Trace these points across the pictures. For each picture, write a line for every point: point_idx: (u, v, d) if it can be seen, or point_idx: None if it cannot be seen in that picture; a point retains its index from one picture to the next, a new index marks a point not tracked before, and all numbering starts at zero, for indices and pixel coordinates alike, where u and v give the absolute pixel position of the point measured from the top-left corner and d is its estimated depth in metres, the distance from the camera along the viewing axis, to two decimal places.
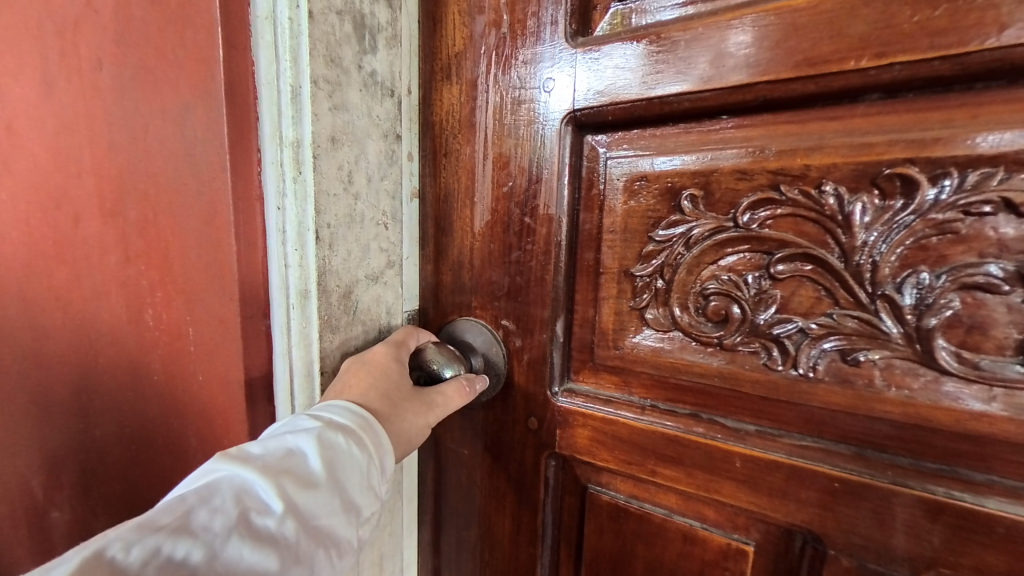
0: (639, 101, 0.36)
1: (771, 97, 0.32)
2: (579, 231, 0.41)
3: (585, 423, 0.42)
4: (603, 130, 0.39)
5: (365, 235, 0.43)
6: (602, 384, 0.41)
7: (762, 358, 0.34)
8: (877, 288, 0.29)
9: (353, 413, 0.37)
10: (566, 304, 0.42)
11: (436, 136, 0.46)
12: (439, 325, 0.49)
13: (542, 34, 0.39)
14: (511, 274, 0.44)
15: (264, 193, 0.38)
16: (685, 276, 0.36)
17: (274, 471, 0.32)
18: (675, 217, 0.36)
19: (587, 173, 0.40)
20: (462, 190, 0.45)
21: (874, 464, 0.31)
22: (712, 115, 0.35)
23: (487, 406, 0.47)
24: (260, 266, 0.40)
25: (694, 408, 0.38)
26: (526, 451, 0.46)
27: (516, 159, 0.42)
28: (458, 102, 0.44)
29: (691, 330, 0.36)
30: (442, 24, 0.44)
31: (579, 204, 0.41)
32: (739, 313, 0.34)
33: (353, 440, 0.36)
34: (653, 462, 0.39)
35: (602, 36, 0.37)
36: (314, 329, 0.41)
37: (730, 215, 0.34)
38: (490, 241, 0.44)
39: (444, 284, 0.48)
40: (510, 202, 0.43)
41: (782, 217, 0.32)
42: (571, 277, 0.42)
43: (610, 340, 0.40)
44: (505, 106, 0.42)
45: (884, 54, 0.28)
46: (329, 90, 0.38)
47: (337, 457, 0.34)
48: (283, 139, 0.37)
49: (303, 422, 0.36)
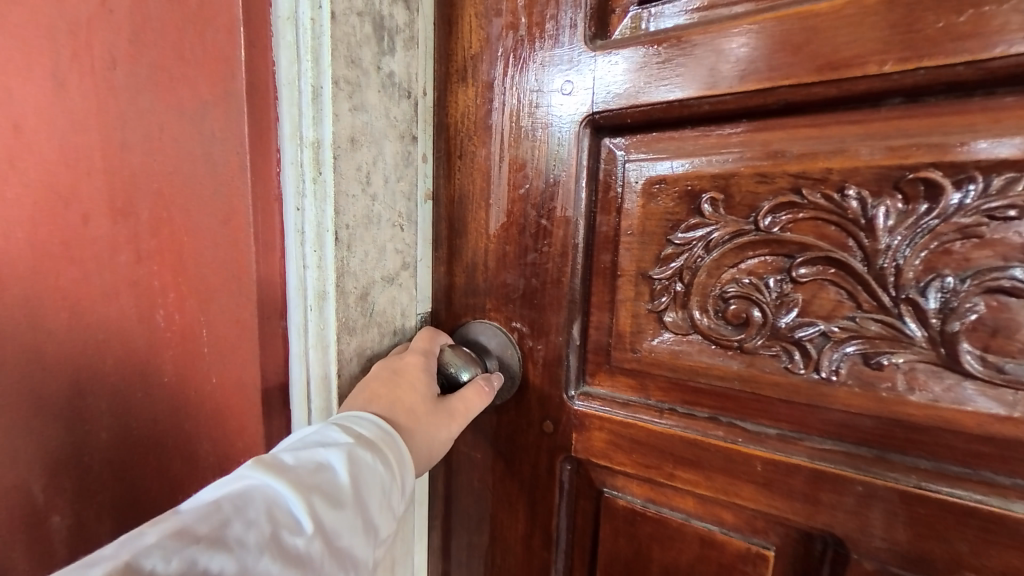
0: (657, 104, 0.36)
1: (793, 101, 0.32)
2: (595, 233, 0.41)
3: (601, 425, 0.42)
4: (621, 132, 0.39)
5: (381, 236, 0.43)
6: (618, 387, 0.42)
7: (783, 361, 0.34)
8: (900, 292, 0.30)
9: (381, 429, 0.37)
10: (583, 306, 0.42)
11: (450, 138, 0.45)
12: (452, 327, 0.49)
13: (560, 37, 0.39)
14: (526, 275, 0.43)
15: (283, 193, 0.38)
16: (705, 279, 0.37)
17: (306, 487, 0.31)
18: (693, 219, 0.36)
19: (603, 176, 0.40)
20: (477, 192, 0.45)
21: (897, 467, 0.31)
22: (732, 119, 0.35)
23: (500, 408, 0.47)
24: (278, 267, 0.39)
25: (713, 411, 0.38)
26: (540, 454, 0.46)
27: (532, 161, 0.42)
28: (474, 103, 0.44)
29: (710, 333, 0.37)
30: (457, 27, 0.44)
31: (595, 206, 0.41)
32: (760, 315, 0.35)
33: (382, 458, 0.35)
34: (671, 465, 0.39)
35: (621, 39, 0.38)
36: (331, 332, 0.40)
37: (750, 218, 0.35)
38: (505, 243, 0.44)
39: (457, 285, 0.47)
40: (525, 205, 0.43)
41: (803, 220, 0.33)
42: (587, 278, 0.42)
43: (627, 342, 0.41)
44: (521, 109, 0.42)
45: (908, 59, 0.29)
46: (348, 92, 0.38)
47: (364, 474, 0.34)
48: (304, 139, 0.37)
49: (331, 434, 0.35)
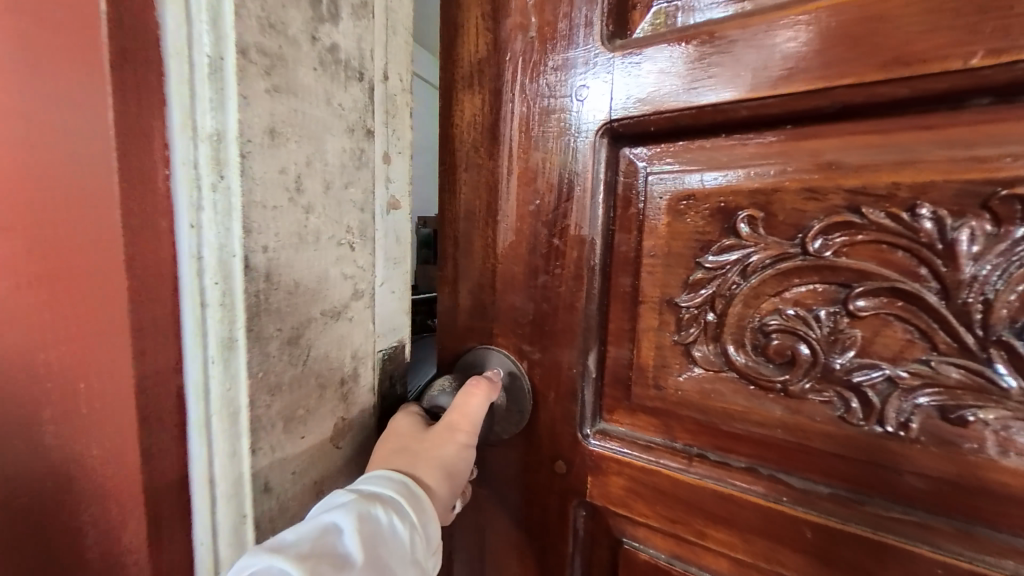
0: (686, 109, 0.33)
1: (849, 103, 0.28)
2: (613, 254, 0.37)
3: (619, 470, 0.39)
4: (643, 141, 0.35)
5: (323, 258, 0.34)
6: (638, 427, 0.38)
7: (837, 408, 0.30)
8: (989, 332, 0.25)
9: (388, 479, 0.36)
10: (599, 334, 0.39)
11: (454, 151, 0.43)
12: (457, 351, 0.45)
13: (575, 37, 0.36)
14: (535, 299, 0.40)
15: (172, 202, 0.28)
16: (741, 309, 0.32)
17: (309, 558, 0.29)
18: (727, 241, 0.32)
19: (623, 189, 0.36)
20: (483, 207, 0.42)
21: (986, 546, 0.26)
22: (773, 124, 0.31)
23: (509, 444, 0.44)
24: (170, 305, 0.29)
25: (751, 461, 0.34)
26: (552, 497, 0.42)
27: (543, 173, 0.39)
28: (478, 112, 0.41)
29: (748, 372, 0.33)
30: (462, 27, 0.41)
31: (613, 223, 0.37)
32: (808, 353, 0.30)
33: (393, 509, 0.34)
34: (702, 522, 0.36)
35: (643, 37, 0.34)
36: (244, 395, 0.31)
37: (797, 239, 0.30)
38: (514, 263, 0.41)
39: (461, 309, 0.45)
40: (536, 221, 0.39)
41: (862, 243, 0.28)
42: (604, 304, 0.38)
43: (650, 377, 0.37)
44: (532, 116, 0.38)
45: (1003, 51, 0.24)
46: (263, 66, 0.29)
47: (377, 533, 0.32)
48: (199, 130, 0.27)
49: (336, 497, 0.34)
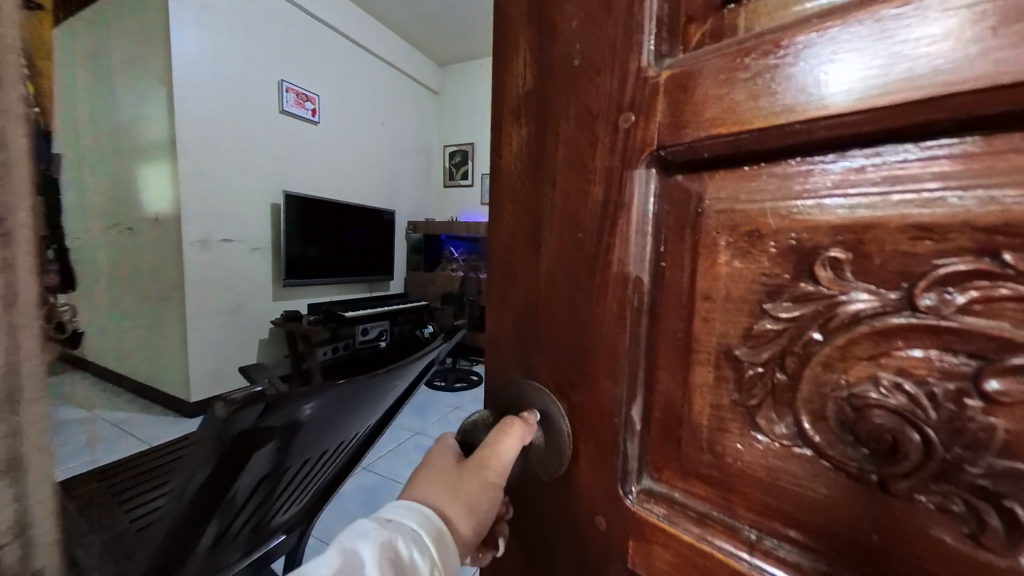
0: (745, 131, 0.30)
1: (972, 114, 0.22)
2: (663, 292, 0.36)
3: (665, 541, 0.35)
4: (696, 168, 0.34)
5: None
6: (689, 493, 0.34)
7: (965, 524, 0.22)
8: None
9: (413, 511, 0.40)
10: (646, 380, 0.37)
11: (498, 183, 0.50)
12: (504, 382, 0.49)
13: (620, 58, 0.38)
14: (578, 334, 0.41)
15: None
16: (820, 370, 0.27)
17: None
18: (806, 288, 0.28)
19: (673, 222, 0.35)
20: (530, 237, 0.46)
21: None
22: (866, 143, 0.25)
23: (550, 485, 0.44)
24: None
25: (834, 564, 0.27)
26: (591, 553, 0.41)
27: (586, 206, 0.41)
28: (519, 146, 0.47)
29: (830, 452, 0.27)
30: (511, 64, 0.48)
31: (663, 258, 0.36)
32: (919, 440, 0.24)
33: (413, 541, 0.38)
34: None
35: (694, 54, 0.33)
36: None
37: (901, 290, 0.24)
38: (559, 296, 0.43)
39: (507, 336, 0.49)
40: (578, 253, 0.41)
41: (1005, 301, 0.21)
42: (651, 346, 0.37)
43: (704, 437, 0.34)
44: (574, 146, 0.42)
45: None
46: None
47: (397, 563, 0.37)
48: None
49: (363, 526, 0.39)
